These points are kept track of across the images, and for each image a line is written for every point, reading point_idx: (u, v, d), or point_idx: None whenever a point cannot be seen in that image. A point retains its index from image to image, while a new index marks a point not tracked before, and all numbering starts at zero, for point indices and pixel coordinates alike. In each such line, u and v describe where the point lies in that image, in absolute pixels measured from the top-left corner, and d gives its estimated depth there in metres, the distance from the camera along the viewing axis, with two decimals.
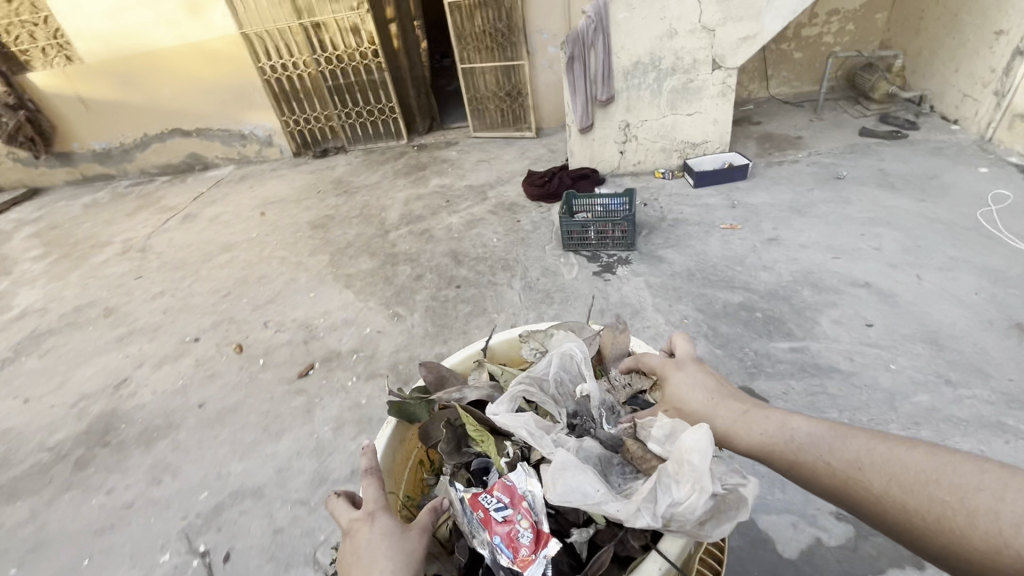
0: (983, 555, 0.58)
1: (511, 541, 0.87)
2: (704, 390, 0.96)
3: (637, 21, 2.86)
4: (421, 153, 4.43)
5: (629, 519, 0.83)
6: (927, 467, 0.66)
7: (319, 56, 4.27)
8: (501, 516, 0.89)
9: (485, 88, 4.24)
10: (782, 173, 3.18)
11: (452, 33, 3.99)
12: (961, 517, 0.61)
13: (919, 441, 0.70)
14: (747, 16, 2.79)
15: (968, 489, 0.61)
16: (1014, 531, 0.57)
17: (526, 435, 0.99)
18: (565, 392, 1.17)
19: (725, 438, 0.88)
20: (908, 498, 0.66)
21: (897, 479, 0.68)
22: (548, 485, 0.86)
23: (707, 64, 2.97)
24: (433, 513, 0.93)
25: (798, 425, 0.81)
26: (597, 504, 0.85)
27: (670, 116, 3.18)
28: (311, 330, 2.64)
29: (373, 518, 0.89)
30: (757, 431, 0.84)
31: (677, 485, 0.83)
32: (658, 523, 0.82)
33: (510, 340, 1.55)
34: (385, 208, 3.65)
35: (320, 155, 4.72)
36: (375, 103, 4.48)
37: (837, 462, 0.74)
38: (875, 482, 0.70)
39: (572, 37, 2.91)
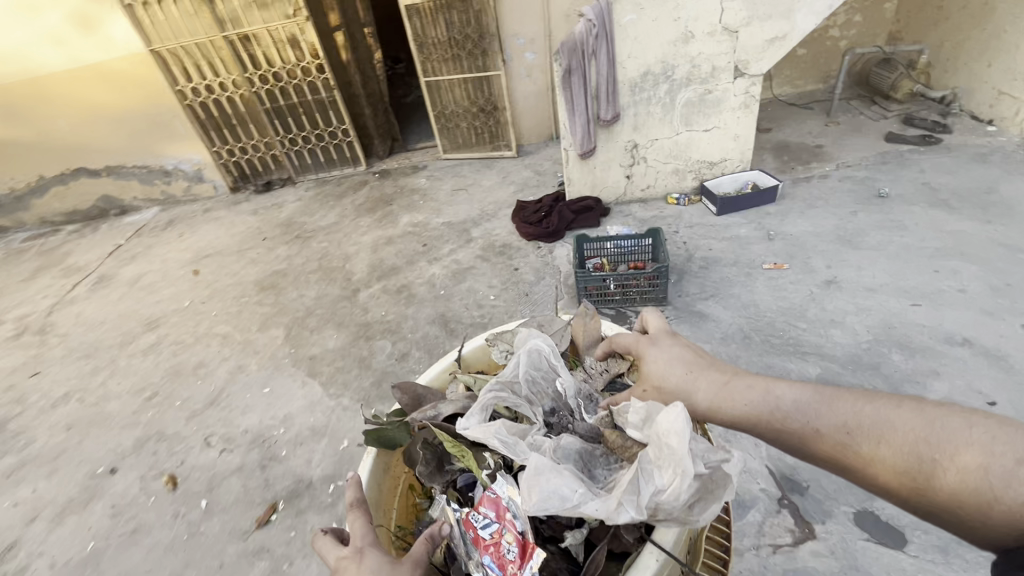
0: (972, 504, 0.59)
1: (500, 558, 0.88)
2: (680, 362, 0.95)
3: (646, 24, 2.36)
4: (384, 182, 3.81)
5: (610, 517, 0.81)
6: (914, 426, 0.67)
7: (251, 75, 3.56)
8: (488, 535, 0.91)
9: (454, 103, 3.65)
10: (813, 191, 2.77)
11: (412, 42, 3.37)
12: (952, 473, 0.62)
13: (901, 398, 0.71)
14: (776, 13, 2.34)
15: (957, 444, 0.62)
16: (1003, 483, 0.57)
17: (498, 445, 0.95)
18: (540, 392, 1.10)
19: (710, 413, 0.88)
20: (895, 457, 0.67)
21: (884, 439, 0.69)
22: (524, 494, 0.84)
23: (728, 71, 2.51)
24: (429, 544, 0.89)
25: (783, 392, 0.81)
26: (576, 505, 0.84)
27: (684, 134, 2.71)
28: (269, 447, 2.01)
29: (361, 555, 0.83)
30: (743, 403, 0.84)
31: (659, 472, 0.82)
32: (643, 515, 0.80)
33: (478, 345, 1.50)
34: (350, 259, 3.03)
35: (263, 190, 4.01)
36: (323, 126, 3.81)
37: (827, 428, 0.74)
38: (864, 445, 0.70)
39: (565, 45, 2.38)
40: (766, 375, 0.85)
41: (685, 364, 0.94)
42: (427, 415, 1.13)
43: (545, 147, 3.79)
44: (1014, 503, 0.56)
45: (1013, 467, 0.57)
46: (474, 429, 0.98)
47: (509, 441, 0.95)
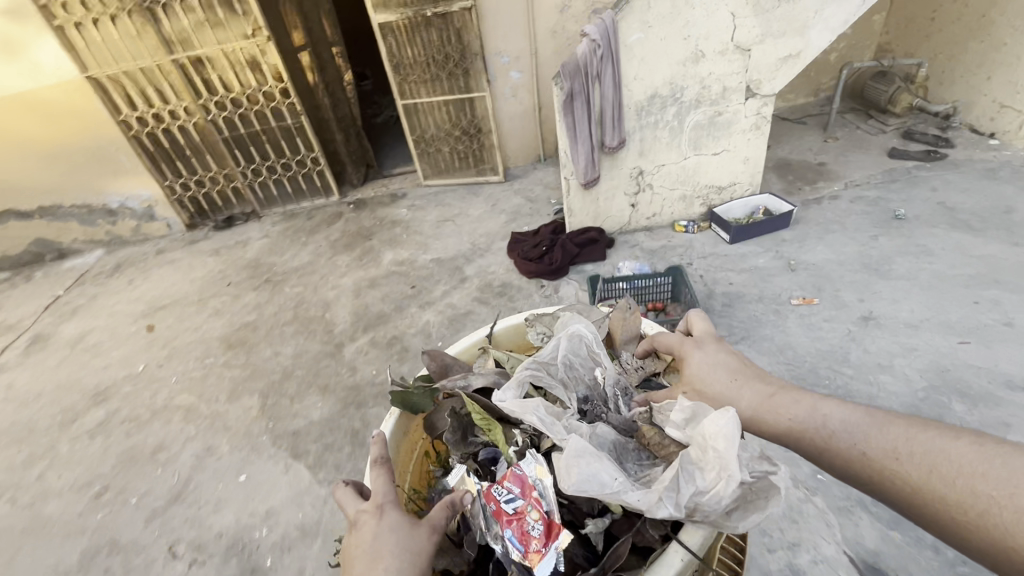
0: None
1: (522, 534, 0.90)
2: (726, 370, 0.97)
3: (654, 43, 2.16)
4: (361, 213, 3.49)
5: (651, 509, 0.86)
6: (973, 460, 0.63)
7: (206, 101, 3.20)
8: (511, 509, 0.92)
9: (435, 127, 3.37)
10: (826, 213, 2.63)
11: (386, 62, 3.09)
12: (1008, 513, 0.58)
13: (963, 431, 0.68)
14: (791, 30, 2.18)
15: (1016, 485, 0.59)
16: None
17: (536, 421, 1.06)
18: (575, 377, 1.24)
19: (753, 424, 0.88)
20: (948, 490, 0.64)
21: (935, 470, 0.66)
22: (565, 475, 0.90)
23: (739, 92, 2.34)
24: (448, 510, 0.93)
25: (832, 412, 0.80)
26: (616, 492, 0.88)
27: (693, 158, 2.52)
28: (252, 554, 1.68)
29: (382, 513, 0.87)
30: (788, 417, 0.84)
31: (701, 474, 0.86)
32: (682, 512, 0.85)
33: (515, 324, 1.64)
34: (330, 306, 2.71)
35: (224, 226, 3.63)
36: (290, 154, 3.47)
37: (874, 451, 0.73)
38: (913, 473, 0.68)
39: (568, 66, 2.16)
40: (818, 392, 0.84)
41: (730, 372, 0.96)
42: (458, 384, 1.33)
43: (534, 170, 3.56)
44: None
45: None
46: (512, 403, 1.08)
47: (547, 419, 1.07)
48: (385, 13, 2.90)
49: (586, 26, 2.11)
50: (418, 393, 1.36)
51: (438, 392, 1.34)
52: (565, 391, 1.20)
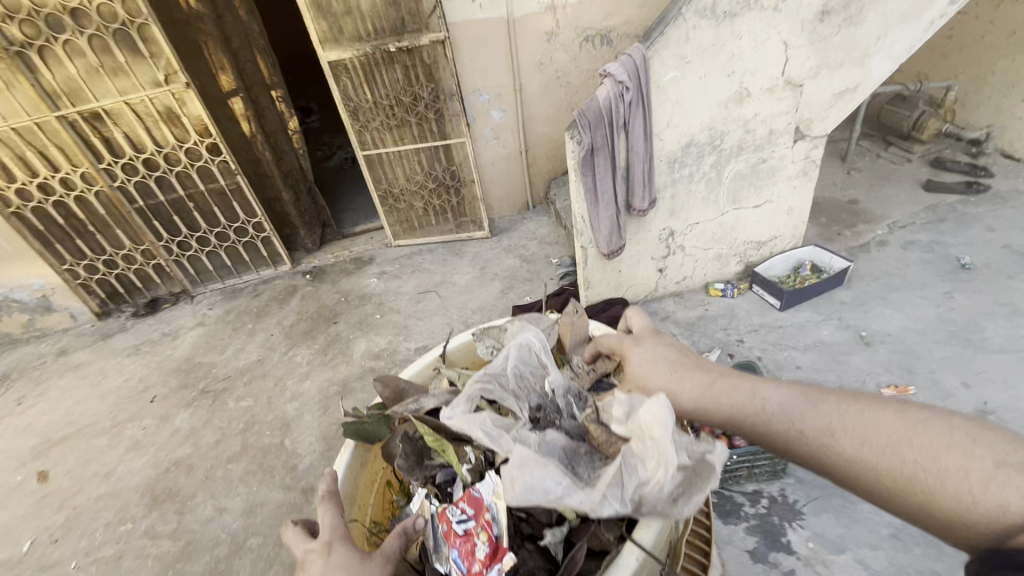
0: (949, 507, 0.57)
1: (468, 555, 0.81)
2: (664, 361, 0.89)
3: (692, 82, 1.72)
4: (320, 286, 2.88)
5: (595, 509, 0.76)
6: (896, 427, 0.64)
7: (110, 165, 2.52)
8: (461, 530, 0.84)
9: (404, 180, 2.81)
10: (881, 265, 2.26)
11: (341, 107, 2.51)
12: (931, 477, 0.59)
13: (882, 400, 0.68)
14: (850, 59, 1.80)
15: (935, 449, 0.60)
16: (980, 487, 0.55)
17: (481, 437, 0.90)
18: (529, 386, 1.06)
19: (682, 411, 0.84)
20: (873, 457, 0.64)
21: (860, 440, 0.66)
22: (509, 486, 0.79)
23: (788, 134, 1.93)
24: (402, 539, 0.84)
25: (755, 388, 0.78)
26: (560, 498, 0.78)
27: (732, 213, 2.10)
28: None
29: (329, 551, 0.80)
30: (729, 405, 0.78)
31: (642, 464, 0.78)
32: (626, 508, 0.77)
33: (464, 341, 1.50)
34: (290, 427, 2.09)
35: (146, 312, 2.93)
36: (227, 222, 2.82)
37: (808, 429, 0.70)
38: (845, 449, 0.67)
39: (591, 108, 1.68)
40: (746, 373, 0.80)
41: (670, 363, 0.88)
42: (410, 410, 1.18)
43: (523, 221, 3.07)
44: (991, 508, 0.54)
45: (992, 471, 0.55)
46: (459, 420, 0.95)
47: (495, 434, 0.89)
48: (337, 50, 2.35)
49: (611, 61, 1.64)
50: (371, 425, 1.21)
51: (393, 418, 1.16)
52: (519, 401, 1.00)
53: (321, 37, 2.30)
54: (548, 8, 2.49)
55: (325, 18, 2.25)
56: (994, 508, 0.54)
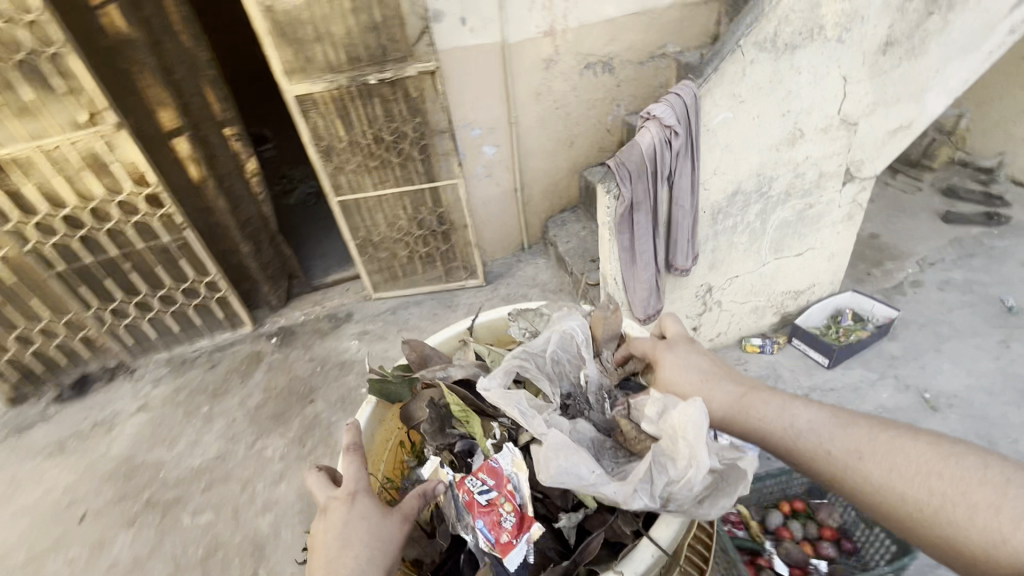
0: (976, 539, 0.68)
1: (493, 524, 0.88)
2: (698, 371, 0.99)
3: (744, 123, 1.47)
4: (289, 353, 2.46)
5: (627, 501, 0.83)
6: (928, 459, 0.75)
7: (18, 224, 2.03)
8: (484, 501, 0.89)
9: (384, 226, 2.44)
10: (920, 308, 2.10)
11: (311, 147, 2.13)
12: (959, 510, 0.70)
13: (915, 431, 0.80)
14: (907, 95, 1.60)
15: (963, 482, 0.71)
16: (1010, 527, 0.66)
17: (517, 415, 0.97)
18: (561, 373, 1.11)
19: (728, 424, 0.92)
20: (908, 486, 0.75)
21: (896, 469, 0.76)
22: (544, 467, 0.87)
23: (837, 177, 1.71)
24: (421, 499, 0.89)
25: (800, 414, 0.87)
26: (592, 485, 0.86)
27: (772, 263, 1.86)
28: None
29: (352, 500, 0.84)
30: (758, 418, 0.89)
31: (672, 463, 0.86)
32: (655, 504, 0.84)
33: (498, 317, 1.38)
34: (267, 550, 1.69)
35: (72, 395, 2.41)
36: (173, 282, 2.37)
37: (840, 451, 0.81)
38: (877, 473, 0.78)
39: (632, 156, 1.40)
40: (782, 391, 0.90)
41: (702, 373, 0.98)
42: (436, 375, 1.17)
43: (518, 264, 2.76)
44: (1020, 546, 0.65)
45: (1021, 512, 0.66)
46: (496, 393, 1.00)
47: (528, 413, 0.97)
48: (305, 83, 1.98)
49: (655, 100, 1.38)
50: (395, 386, 1.21)
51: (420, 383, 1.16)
52: (551, 387, 1.06)
53: (286, 67, 1.93)
54: (546, 32, 2.22)
55: (291, 45, 1.89)
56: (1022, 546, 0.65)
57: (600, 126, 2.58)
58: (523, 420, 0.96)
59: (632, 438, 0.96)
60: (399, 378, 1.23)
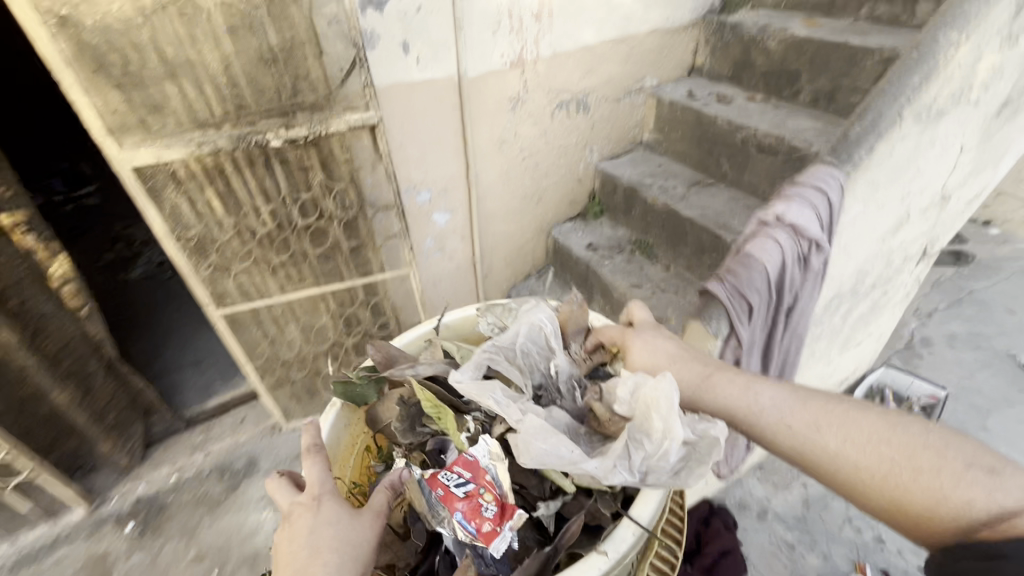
0: (922, 500, 0.73)
1: (473, 515, 0.88)
2: (668, 354, 1.04)
3: (867, 217, 1.06)
4: (158, 549, 1.60)
5: (607, 475, 0.89)
6: (879, 428, 0.81)
7: None
8: (462, 493, 0.90)
9: (297, 340, 1.67)
10: (941, 373, 1.93)
11: (170, 243, 1.32)
12: (909, 472, 0.76)
13: (865, 406, 0.86)
14: (994, 161, 1.31)
15: (912, 447, 0.77)
16: (952, 484, 0.72)
17: (493, 404, 0.97)
18: (533, 363, 1.12)
19: (693, 404, 0.97)
20: (861, 456, 0.80)
21: (850, 440, 0.81)
22: (523, 449, 0.90)
23: (914, 259, 1.39)
24: (388, 494, 0.92)
25: (762, 393, 0.92)
26: (574, 462, 0.90)
27: (836, 360, 1.51)
28: None
29: (318, 506, 0.83)
30: (724, 398, 0.94)
31: (648, 439, 0.90)
32: (636, 477, 0.88)
33: (464, 316, 1.33)
34: None
35: None
36: None
37: (798, 424, 0.86)
38: (831, 442, 0.83)
39: (756, 284, 0.92)
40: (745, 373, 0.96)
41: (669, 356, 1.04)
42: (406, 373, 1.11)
43: None
44: (958, 503, 0.70)
45: (961, 471, 0.73)
46: (469, 383, 1.00)
47: (504, 402, 0.98)
48: (153, 146, 1.17)
49: (780, 199, 0.92)
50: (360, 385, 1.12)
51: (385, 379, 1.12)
52: (523, 377, 1.07)
53: (114, 122, 1.12)
54: (514, 64, 1.65)
55: (119, 86, 1.08)
56: (960, 503, 0.70)
57: (571, 175, 2.08)
58: (499, 409, 0.97)
59: (607, 420, 1.00)
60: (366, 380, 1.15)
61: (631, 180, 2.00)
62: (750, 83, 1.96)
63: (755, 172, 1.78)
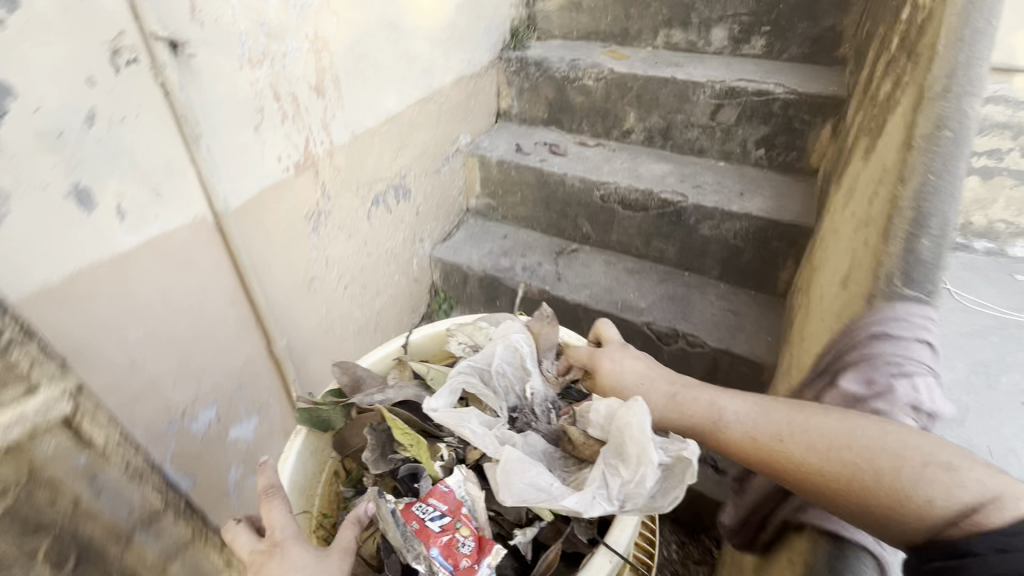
0: (882, 504, 0.56)
1: (449, 551, 0.72)
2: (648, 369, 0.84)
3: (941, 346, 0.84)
4: None
5: (590, 508, 0.71)
6: (836, 428, 0.62)
7: None
8: (438, 526, 0.74)
9: None
10: None
11: None
12: (868, 474, 0.57)
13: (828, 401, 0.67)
14: None
15: (874, 448, 0.59)
16: (913, 482, 0.55)
17: (469, 435, 0.79)
18: (511, 387, 0.90)
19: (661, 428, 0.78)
20: (822, 463, 0.61)
21: (812, 448, 0.63)
22: (501, 487, 0.73)
23: None
24: (354, 531, 0.70)
25: (729, 405, 0.74)
26: (557, 498, 0.72)
27: None
28: None
29: (280, 551, 0.64)
30: (687, 421, 0.77)
31: (624, 464, 0.74)
32: (615, 506, 0.72)
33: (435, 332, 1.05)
34: None
35: None
36: None
37: (762, 434, 0.68)
38: (793, 449, 0.64)
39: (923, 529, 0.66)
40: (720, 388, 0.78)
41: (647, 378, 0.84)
42: (375, 399, 0.89)
43: None
44: (919, 502, 0.54)
45: (920, 469, 0.56)
46: (445, 413, 0.81)
47: (481, 433, 0.79)
48: None
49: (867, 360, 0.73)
50: (327, 410, 0.89)
51: (351, 405, 0.90)
52: (499, 402, 0.86)
53: None
54: (300, 167, 1.02)
55: None
56: (920, 503, 0.54)
57: (405, 281, 1.52)
58: (475, 440, 0.79)
59: (581, 443, 0.81)
60: (331, 403, 0.91)
61: (483, 268, 1.57)
62: (572, 126, 1.71)
63: (622, 232, 1.54)
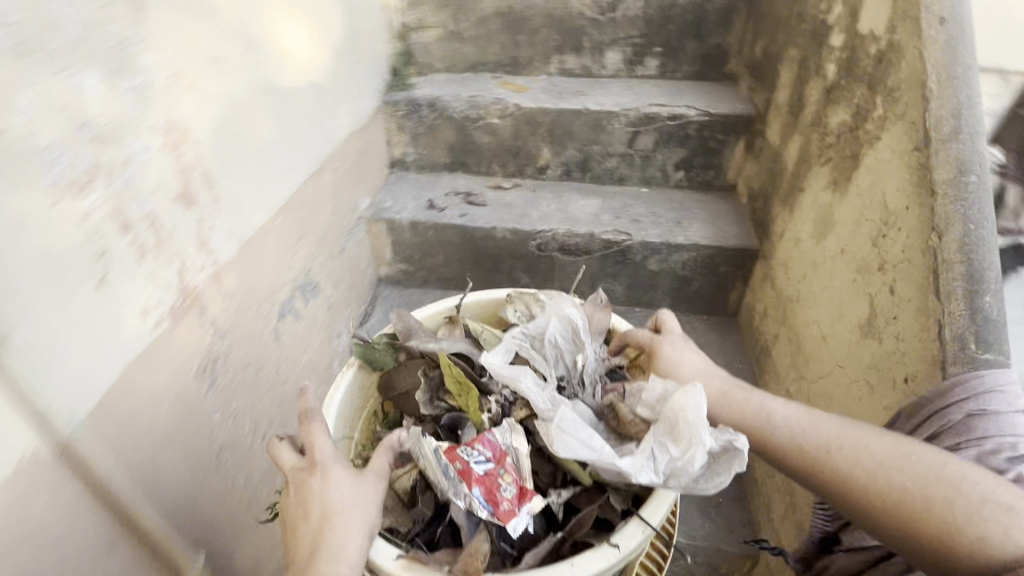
0: (929, 534, 0.53)
1: (491, 494, 0.61)
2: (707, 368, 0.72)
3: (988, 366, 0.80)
4: None
5: (637, 474, 0.60)
6: (891, 452, 0.57)
7: None
8: (483, 468, 0.62)
9: None
10: None
11: None
12: (919, 502, 0.54)
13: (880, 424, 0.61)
14: None
15: (930, 477, 0.55)
16: (966, 517, 0.52)
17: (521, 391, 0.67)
18: (562, 358, 0.75)
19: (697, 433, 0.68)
20: (873, 485, 0.57)
21: (861, 463, 0.58)
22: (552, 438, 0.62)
23: None
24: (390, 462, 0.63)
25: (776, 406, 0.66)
26: (608, 458, 0.61)
27: None
28: None
29: (320, 469, 0.59)
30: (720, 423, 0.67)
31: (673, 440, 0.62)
32: (662, 478, 0.61)
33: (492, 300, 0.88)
34: None
35: None
36: None
37: (808, 441, 0.61)
38: (841, 463, 0.59)
39: None
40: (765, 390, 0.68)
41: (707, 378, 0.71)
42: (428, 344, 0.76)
43: None
44: (973, 539, 0.51)
45: (977, 505, 0.52)
46: (495, 367, 0.69)
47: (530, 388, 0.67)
48: None
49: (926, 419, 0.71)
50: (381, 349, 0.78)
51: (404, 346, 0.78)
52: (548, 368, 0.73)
53: None
54: (174, 314, 0.69)
55: None
56: (974, 539, 0.51)
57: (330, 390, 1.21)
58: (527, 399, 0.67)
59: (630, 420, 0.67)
60: (384, 342, 0.79)
61: None
62: (481, 167, 1.53)
63: (566, 279, 1.41)
